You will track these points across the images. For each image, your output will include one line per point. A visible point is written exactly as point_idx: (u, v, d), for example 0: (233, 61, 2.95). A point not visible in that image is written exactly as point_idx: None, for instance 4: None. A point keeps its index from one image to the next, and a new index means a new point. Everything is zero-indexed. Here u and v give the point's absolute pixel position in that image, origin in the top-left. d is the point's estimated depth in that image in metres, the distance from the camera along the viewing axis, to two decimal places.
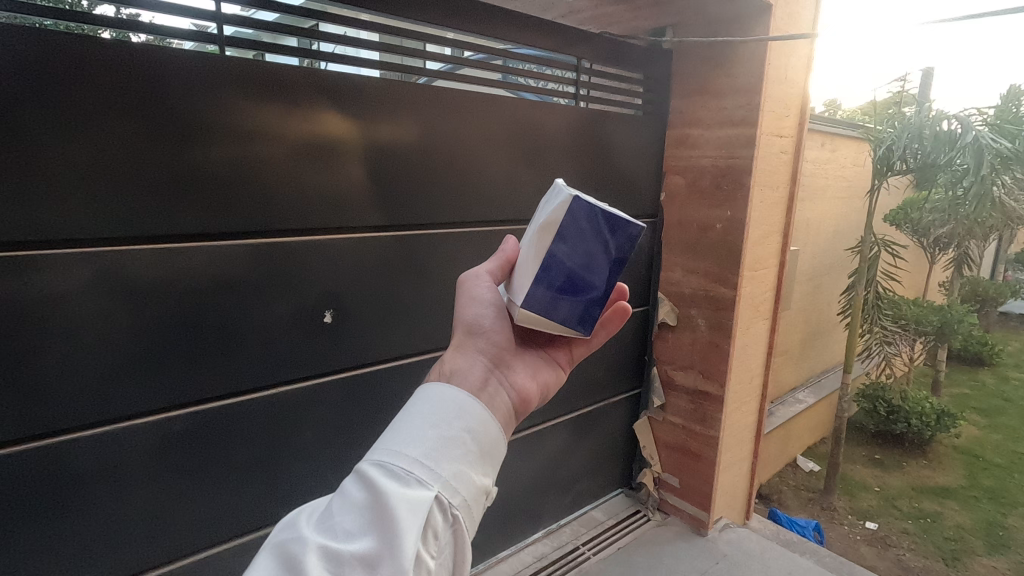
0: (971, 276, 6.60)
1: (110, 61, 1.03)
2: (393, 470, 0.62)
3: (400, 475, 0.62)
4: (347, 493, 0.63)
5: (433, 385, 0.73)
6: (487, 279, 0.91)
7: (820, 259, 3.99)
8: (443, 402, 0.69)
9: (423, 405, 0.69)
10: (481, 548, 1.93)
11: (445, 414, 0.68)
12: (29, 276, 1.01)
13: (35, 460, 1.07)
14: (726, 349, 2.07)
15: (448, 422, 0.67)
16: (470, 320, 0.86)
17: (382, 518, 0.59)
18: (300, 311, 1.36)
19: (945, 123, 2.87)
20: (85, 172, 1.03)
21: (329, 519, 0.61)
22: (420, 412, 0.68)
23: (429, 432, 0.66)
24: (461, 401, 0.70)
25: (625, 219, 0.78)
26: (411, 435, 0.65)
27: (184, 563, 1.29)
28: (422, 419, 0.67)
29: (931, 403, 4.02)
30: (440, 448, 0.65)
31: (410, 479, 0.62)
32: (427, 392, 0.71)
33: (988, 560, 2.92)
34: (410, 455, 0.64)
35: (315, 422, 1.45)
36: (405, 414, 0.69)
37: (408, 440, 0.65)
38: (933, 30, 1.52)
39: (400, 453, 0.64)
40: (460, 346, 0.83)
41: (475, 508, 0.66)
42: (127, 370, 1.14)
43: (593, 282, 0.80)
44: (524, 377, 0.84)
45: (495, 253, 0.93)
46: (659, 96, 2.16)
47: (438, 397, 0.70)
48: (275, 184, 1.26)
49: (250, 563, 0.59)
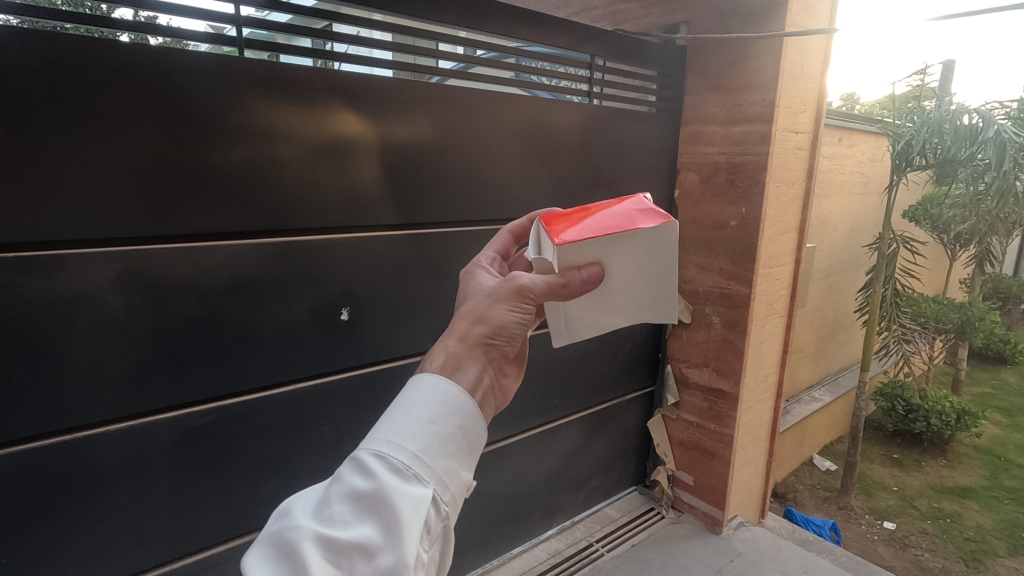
0: (993, 274, 6.50)
1: (132, 63, 1.06)
2: (393, 462, 0.64)
3: (400, 470, 0.63)
4: (344, 480, 0.64)
5: (424, 377, 0.74)
6: (530, 301, 0.84)
7: (838, 256, 3.95)
8: (441, 397, 0.70)
9: (422, 397, 0.70)
10: (495, 544, 1.94)
11: (440, 410, 0.69)
12: (56, 275, 1.05)
13: (61, 453, 1.11)
14: (742, 347, 2.05)
15: (443, 418, 0.69)
16: (481, 318, 0.83)
17: (383, 510, 0.61)
18: (318, 309, 1.39)
19: (967, 116, 2.82)
20: (105, 172, 1.06)
21: (326, 507, 0.63)
22: (416, 406, 0.69)
23: (426, 426, 0.67)
24: (456, 398, 0.72)
25: None
26: (410, 429, 0.66)
27: (206, 553, 1.33)
28: (420, 413, 0.68)
29: (951, 402, 3.95)
30: (436, 444, 0.67)
31: (409, 474, 0.63)
32: (422, 385, 0.72)
33: (1010, 562, 2.86)
34: (408, 450, 0.65)
35: (333, 418, 1.47)
36: (400, 406, 0.70)
37: (406, 434, 0.66)
38: (954, 21, 1.50)
39: (399, 446, 0.65)
40: (462, 337, 0.81)
41: (461, 502, 0.68)
42: (149, 367, 1.17)
43: None
44: (509, 379, 0.88)
45: (562, 282, 0.85)
46: (673, 92, 2.15)
47: (434, 391, 0.71)
48: (292, 185, 1.28)
49: (248, 557, 0.59)
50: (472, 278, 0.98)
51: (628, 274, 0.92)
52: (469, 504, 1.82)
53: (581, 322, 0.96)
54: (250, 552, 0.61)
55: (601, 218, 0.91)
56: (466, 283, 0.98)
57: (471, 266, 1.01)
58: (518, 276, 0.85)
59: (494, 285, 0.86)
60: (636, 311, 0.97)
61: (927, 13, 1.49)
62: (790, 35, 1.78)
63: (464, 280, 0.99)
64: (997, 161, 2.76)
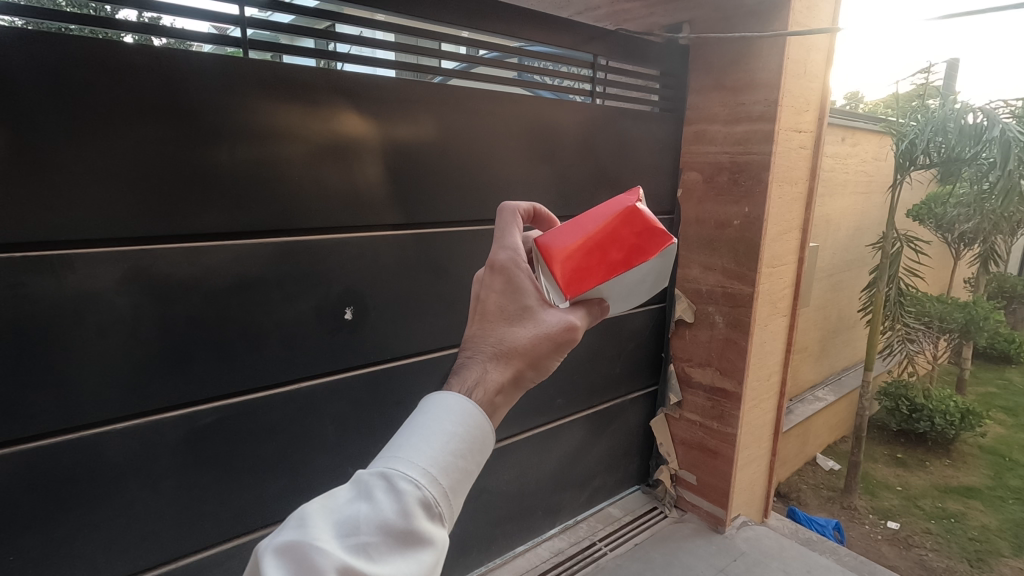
0: (997, 273, 6.47)
1: (137, 63, 1.07)
2: (426, 497, 0.60)
3: (430, 507, 0.60)
4: (368, 505, 0.60)
5: (452, 400, 0.69)
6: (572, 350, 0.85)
7: (842, 254, 3.95)
8: (471, 429, 0.67)
9: (454, 426, 0.66)
10: (498, 542, 1.95)
11: (470, 444, 0.66)
12: (63, 274, 1.06)
13: (67, 451, 1.11)
14: (744, 346, 2.05)
15: (471, 453, 0.66)
16: (535, 361, 0.80)
17: (412, 548, 0.58)
18: (322, 308, 1.40)
19: (971, 115, 2.81)
20: (110, 172, 1.07)
21: (350, 532, 0.58)
22: (450, 435, 0.65)
23: (456, 460, 0.64)
24: (484, 431, 0.69)
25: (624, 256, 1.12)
26: (442, 461, 0.63)
27: (211, 551, 1.34)
28: (452, 444, 0.65)
29: (956, 402, 3.94)
30: (462, 481, 0.65)
31: (437, 512, 0.61)
32: (453, 411, 0.67)
33: (1015, 562, 2.85)
34: (440, 485, 0.62)
35: (336, 417, 1.48)
36: (430, 431, 0.65)
37: (438, 467, 0.62)
38: (958, 20, 1.50)
39: (431, 478, 0.61)
40: (514, 376, 0.77)
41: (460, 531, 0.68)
42: (154, 366, 1.18)
43: None
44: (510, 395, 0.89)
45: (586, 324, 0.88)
46: (676, 91, 2.15)
47: (467, 420, 0.67)
48: (296, 184, 1.29)
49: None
50: (515, 280, 0.86)
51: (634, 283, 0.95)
52: (473, 502, 1.82)
53: None
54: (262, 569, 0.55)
55: (599, 248, 0.90)
56: (508, 283, 0.86)
57: (513, 260, 0.87)
58: (574, 322, 0.84)
59: (552, 325, 0.82)
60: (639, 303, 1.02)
61: (931, 12, 1.49)
62: (792, 34, 1.78)
63: (506, 277, 0.86)
64: (1002, 160, 2.76)
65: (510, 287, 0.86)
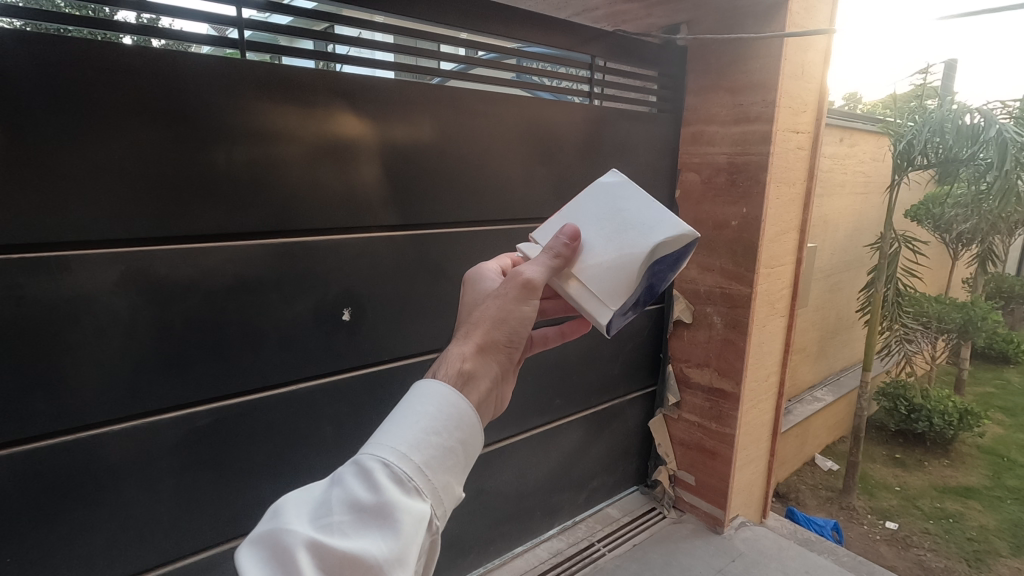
0: (994, 273, 6.50)
1: (133, 63, 1.07)
2: (397, 474, 0.61)
3: (402, 482, 0.61)
4: (344, 486, 0.61)
5: (429, 384, 0.71)
6: (534, 297, 0.86)
7: (840, 255, 3.95)
8: (446, 407, 0.68)
9: (427, 407, 0.67)
10: (496, 543, 1.95)
11: (446, 421, 0.67)
12: (61, 275, 1.06)
13: (62, 453, 1.11)
14: (742, 346, 2.06)
15: (448, 430, 0.66)
16: (497, 324, 0.82)
17: (385, 522, 0.58)
18: (320, 310, 1.40)
19: (968, 115, 2.82)
20: (106, 171, 1.07)
21: (325, 513, 0.59)
22: (422, 414, 0.66)
23: (430, 438, 0.65)
24: (462, 410, 0.69)
25: (687, 249, 1.01)
26: (414, 439, 0.64)
27: (208, 553, 1.34)
28: (425, 424, 0.65)
29: (954, 402, 3.95)
30: (439, 457, 0.64)
31: (412, 487, 0.61)
32: (428, 393, 0.69)
33: (1013, 562, 2.85)
34: (413, 461, 0.62)
35: (335, 418, 1.48)
36: (404, 415, 0.66)
37: (410, 443, 0.63)
38: (954, 22, 1.51)
39: (402, 455, 0.62)
40: (478, 343, 0.80)
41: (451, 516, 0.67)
42: (151, 368, 1.18)
43: (642, 298, 1.02)
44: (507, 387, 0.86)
45: (548, 249, 0.95)
46: (674, 92, 2.15)
47: (439, 399, 0.68)
48: (293, 184, 1.29)
49: (242, 563, 0.55)
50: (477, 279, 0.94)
51: (603, 228, 0.98)
52: (471, 504, 1.82)
53: (590, 274, 0.94)
54: (239, 555, 0.57)
55: None
56: (472, 284, 0.94)
57: (475, 269, 0.98)
58: (521, 273, 0.87)
59: (502, 286, 0.86)
60: (639, 245, 0.93)
61: (929, 13, 1.49)
62: (790, 35, 1.78)
63: (471, 283, 0.94)
64: (999, 160, 2.77)
65: (473, 285, 0.93)
